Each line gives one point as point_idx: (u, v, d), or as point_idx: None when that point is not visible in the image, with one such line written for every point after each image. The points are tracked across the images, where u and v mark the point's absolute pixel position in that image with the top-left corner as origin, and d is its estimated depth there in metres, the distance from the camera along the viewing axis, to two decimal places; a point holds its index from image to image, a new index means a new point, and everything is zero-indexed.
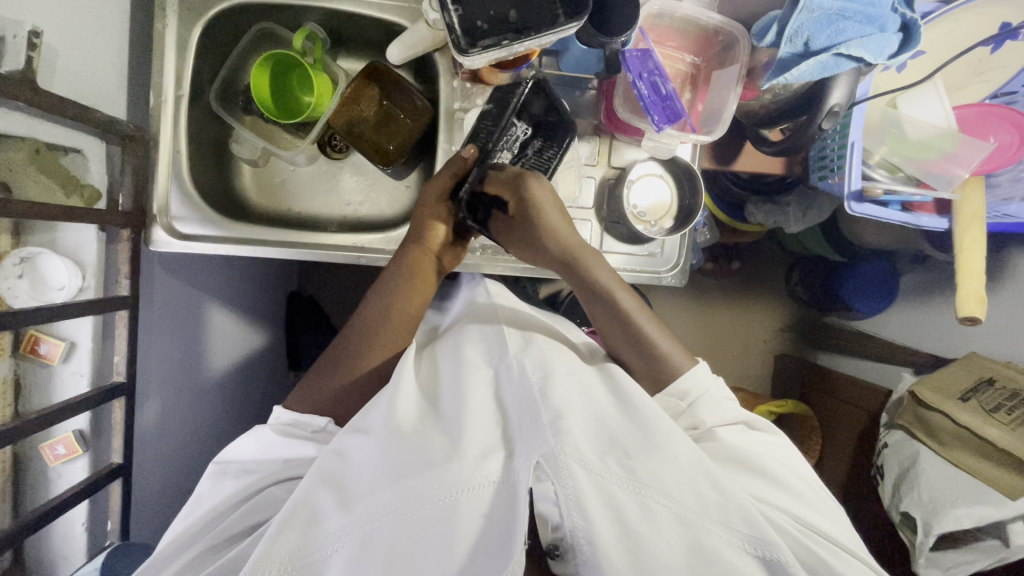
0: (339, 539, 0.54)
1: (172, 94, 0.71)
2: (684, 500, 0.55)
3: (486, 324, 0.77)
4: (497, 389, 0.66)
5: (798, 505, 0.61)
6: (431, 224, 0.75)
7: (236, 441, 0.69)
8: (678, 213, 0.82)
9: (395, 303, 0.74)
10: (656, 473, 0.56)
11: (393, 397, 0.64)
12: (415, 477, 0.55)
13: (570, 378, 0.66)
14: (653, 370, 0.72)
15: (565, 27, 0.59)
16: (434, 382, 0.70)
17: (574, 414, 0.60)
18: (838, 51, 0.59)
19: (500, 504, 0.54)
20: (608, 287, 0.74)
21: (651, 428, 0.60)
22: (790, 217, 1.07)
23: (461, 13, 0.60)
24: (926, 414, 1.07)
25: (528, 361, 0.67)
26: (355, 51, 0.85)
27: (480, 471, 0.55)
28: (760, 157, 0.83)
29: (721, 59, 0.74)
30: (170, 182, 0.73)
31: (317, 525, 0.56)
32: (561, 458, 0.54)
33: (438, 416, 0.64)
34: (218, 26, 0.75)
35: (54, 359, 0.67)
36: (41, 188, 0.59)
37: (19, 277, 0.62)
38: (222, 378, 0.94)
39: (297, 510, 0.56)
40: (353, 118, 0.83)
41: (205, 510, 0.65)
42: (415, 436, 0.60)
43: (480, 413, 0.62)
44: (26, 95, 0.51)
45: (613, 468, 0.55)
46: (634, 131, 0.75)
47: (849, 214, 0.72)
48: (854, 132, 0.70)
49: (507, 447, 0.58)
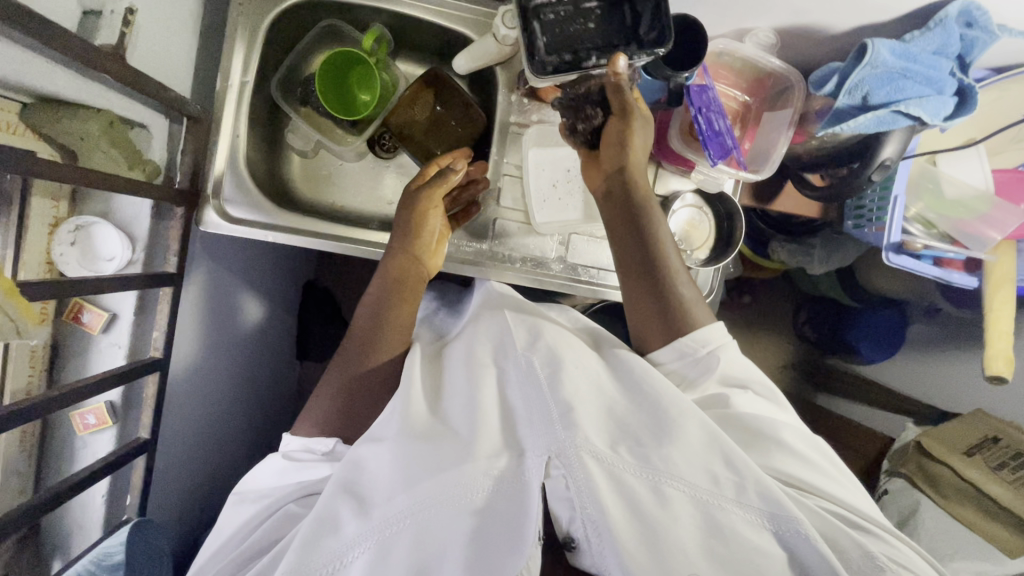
0: (365, 542, 0.56)
1: (238, 79, 0.72)
2: (698, 484, 0.55)
3: (493, 316, 0.75)
4: (503, 387, 0.66)
5: (813, 472, 0.61)
6: (426, 217, 0.72)
7: (254, 471, 0.71)
8: (717, 242, 0.83)
9: (395, 308, 0.73)
10: (670, 460, 0.56)
11: (405, 394, 0.65)
12: (433, 479, 0.56)
13: (579, 368, 0.65)
14: (665, 316, 0.68)
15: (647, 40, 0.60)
16: (440, 379, 0.71)
17: (584, 406, 0.60)
18: (896, 109, 0.62)
19: (514, 498, 0.57)
20: (655, 226, 0.69)
21: (660, 413, 0.60)
22: (814, 258, 1.09)
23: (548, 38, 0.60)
24: (930, 465, 1.09)
25: (536, 354, 0.66)
26: (415, 56, 0.86)
27: (491, 469, 0.57)
28: (797, 199, 0.84)
29: (774, 101, 0.77)
30: (226, 165, 0.74)
31: (339, 529, 0.57)
32: (573, 450, 0.55)
33: (446, 413, 0.65)
34: (288, 17, 0.76)
35: (95, 328, 0.67)
36: (109, 161, 0.60)
37: (71, 245, 0.64)
38: (238, 346, 0.94)
39: (320, 518, 0.58)
40: (406, 120, 0.84)
41: (231, 529, 0.67)
42: (427, 434, 0.61)
43: (489, 412, 0.62)
44: (115, 68, 0.52)
45: (624, 458, 0.57)
46: (685, 162, 0.77)
47: (885, 264, 0.73)
48: (898, 185, 0.72)
49: (514, 447, 0.59)
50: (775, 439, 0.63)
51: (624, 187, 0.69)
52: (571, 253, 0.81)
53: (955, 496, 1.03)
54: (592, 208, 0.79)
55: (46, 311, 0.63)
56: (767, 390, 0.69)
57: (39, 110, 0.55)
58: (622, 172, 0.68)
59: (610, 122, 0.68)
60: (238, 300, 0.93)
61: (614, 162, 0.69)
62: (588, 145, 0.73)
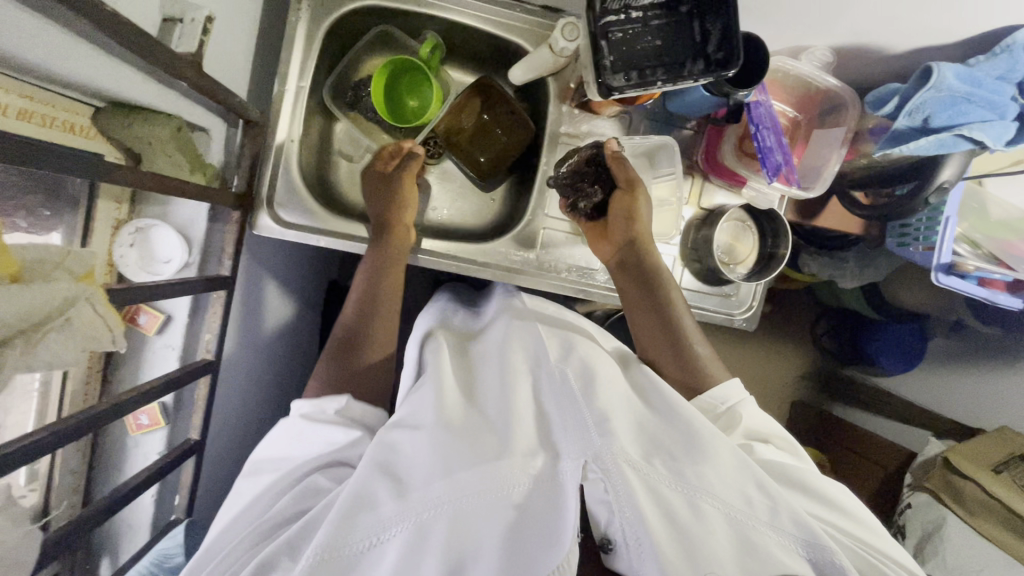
0: (396, 528, 0.51)
1: (295, 85, 0.72)
2: (733, 502, 0.52)
3: (525, 326, 0.68)
4: (537, 388, 0.60)
5: (845, 514, 0.57)
6: (401, 203, 0.76)
7: (269, 438, 0.64)
8: (758, 260, 0.84)
9: (386, 278, 0.73)
10: (705, 478, 0.52)
11: (437, 386, 0.60)
12: (470, 470, 0.51)
13: (614, 385, 0.59)
14: (688, 365, 0.68)
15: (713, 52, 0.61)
16: (469, 371, 0.66)
17: (618, 414, 0.55)
18: (958, 133, 0.62)
19: (546, 501, 0.52)
20: (666, 289, 0.72)
21: (694, 430, 0.56)
22: (846, 272, 1.10)
23: (615, 56, 0.61)
24: (957, 481, 1.09)
25: (570, 365, 0.60)
26: (462, 62, 0.86)
27: (526, 472, 0.52)
28: (841, 216, 0.85)
29: (826, 119, 0.76)
30: (280, 171, 0.74)
31: (371, 510, 0.52)
32: (609, 459, 0.51)
33: (478, 405, 0.59)
34: (344, 22, 0.76)
35: (151, 330, 0.67)
36: (174, 165, 0.61)
37: (130, 247, 0.64)
38: (271, 346, 0.95)
39: (352, 498, 0.53)
40: (453, 128, 0.84)
41: (249, 498, 0.61)
42: (463, 426, 0.56)
43: (524, 407, 0.57)
44: (193, 76, 0.52)
45: (659, 470, 0.53)
46: (735, 178, 0.78)
47: (934, 284, 0.74)
48: (952, 207, 0.72)
49: (551, 448, 0.54)
50: (805, 478, 0.58)
51: (635, 255, 0.73)
52: None
53: (981, 513, 1.04)
54: None
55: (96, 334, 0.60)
56: (788, 440, 0.64)
57: (110, 113, 0.55)
58: (633, 242, 0.73)
59: (618, 198, 0.73)
60: (272, 300, 0.93)
61: (623, 229, 0.73)
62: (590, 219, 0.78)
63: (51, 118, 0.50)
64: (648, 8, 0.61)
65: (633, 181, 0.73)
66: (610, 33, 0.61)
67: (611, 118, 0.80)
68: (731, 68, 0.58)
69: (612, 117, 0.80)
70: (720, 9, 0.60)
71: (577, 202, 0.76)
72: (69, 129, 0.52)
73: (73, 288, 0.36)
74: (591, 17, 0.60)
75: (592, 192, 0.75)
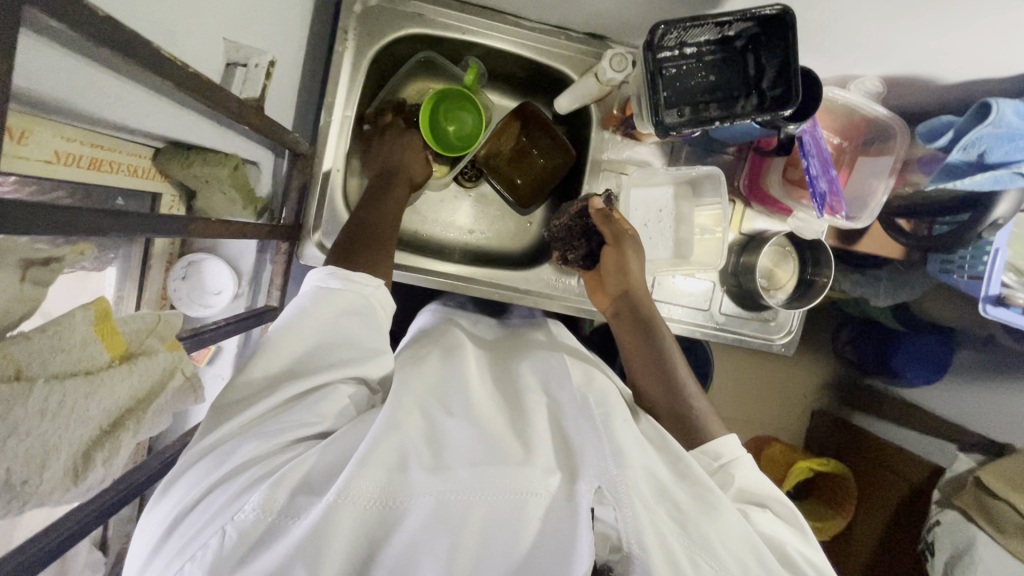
0: (417, 501, 0.45)
1: (341, 114, 0.73)
2: (731, 567, 0.45)
3: (551, 351, 0.69)
4: (557, 416, 0.56)
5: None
6: (407, 162, 0.75)
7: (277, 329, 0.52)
8: (798, 285, 0.84)
9: (388, 194, 0.71)
10: (708, 538, 0.46)
11: (467, 390, 0.57)
12: (501, 468, 0.47)
13: (631, 424, 0.52)
14: (681, 415, 0.65)
15: (767, 91, 0.60)
16: (498, 382, 0.63)
17: (637, 451, 0.50)
18: (1015, 169, 0.61)
19: (558, 518, 0.46)
20: (662, 335, 0.70)
21: (701, 483, 0.50)
22: (880, 291, 1.08)
23: (668, 93, 0.61)
24: (988, 500, 1.09)
25: (592, 393, 0.56)
26: (501, 86, 0.86)
27: (543, 484, 0.47)
28: (882, 241, 0.84)
29: (871, 147, 0.76)
30: (325, 200, 0.74)
31: (400, 476, 0.46)
32: (624, 488, 0.45)
33: (505, 412, 0.56)
34: (388, 50, 0.75)
35: (202, 360, 0.68)
36: (227, 202, 0.61)
37: (182, 280, 0.66)
38: None
39: (377, 453, 0.46)
40: (492, 152, 0.85)
41: (260, 391, 0.50)
42: (493, 428, 0.52)
43: (547, 429, 0.54)
44: (256, 120, 0.52)
45: (665, 518, 0.46)
46: (780, 206, 0.78)
47: (981, 315, 0.72)
48: (1001, 239, 0.71)
49: (572, 468, 0.49)
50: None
51: (630, 306, 0.72)
52: (655, 290, 0.82)
53: (1013, 533, 1.03)
54: (682, 246, 0.78)
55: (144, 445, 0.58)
56: (789, 516, 0.58)
57: (170, 154, 0.54)
58: (627, 292, 0.72)
59: (605, 254, 0.71)
60: None
61: (614, 279, 0.72)
62: (586, 269, 0.78)
63: (117, 164, 0.50)
64: (702, 43, 0.60)
65: (621, 234, 0.71)
66: (665, 69, 0.61)
67: (653, 145, 0.80)
68: (788, 108, 0.57)
69: (654, 144, 0.80)
70: (776, 45, 0.58)
71: (567, 255, 0.78)
72: (131, 172, 0.52)
73: (171, 357, 0.37)
74: (649, 56, 0.59)
75: (581, 246, 0.76)
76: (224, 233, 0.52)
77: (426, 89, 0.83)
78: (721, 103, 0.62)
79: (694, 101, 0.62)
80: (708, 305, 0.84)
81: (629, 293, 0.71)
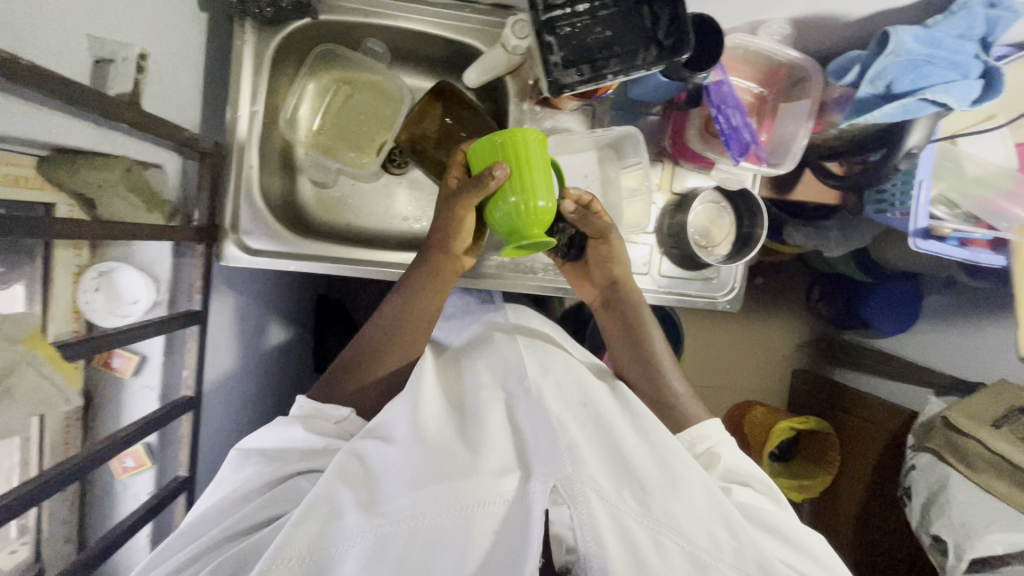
0: (355, 540, 0.50)
1: (247, 110, 0.71)
2: (698, 541, 0.51)
3: (506, 342, 0.70)
4: (513, 410, 0.60)
5: (809, 562, 0.57)
6: (456, 220, 0.67)
7: (263, 429, 0.65)
8: (736, 240, 0.82)
9: (417, 299, 0.71)
10: (672, 514, 0.52)
11: (417, 409, 0.60)
12: (440, 485, 0.51)
13: (589, 408, 0.60)
14: (662, 406, 0.70)
15: (663, 43, 0.59)
16: (451, 391, 0.66)
17: (589, 444, 0.55)
18: (923, 97, 0.60)
19: (513, 523, 0.50)
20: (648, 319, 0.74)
21: (668, 463, 0.55)
22: (831, 240, 1.08)
23: (564, 52, 0.60)
24: (958, 439, 1.07)
25: (546, 384, 0.62)
26: (419, 67, 0.85)
27: (495, 491, 0.51)
28: (816, 187, 0.83)
29: (791, 91, 0.75)
30: (242, 200, 0.73)
31: (336, 522, 0.51)
32: (578, 485, 0.51)
33: (451, 426, 0.60)
34: (291, 40, 0.74)
35: (127, 372, 0.67)
36: (128, 206, 0.59)
37: (95, 291, 0.62)
38: (263, 362, 0.98)
39: (317, 504, 0.52)
40: (416, 135, 0.82)
41: (229, 490, 0.61)
42: (438, 445, 0.55)
43: (498, 434, 0.57)
44: (129, 116, 0.51)
45: (627, 503, 0.52)
46: (702, 159, 0.77)
47: (912, 250, 0.73)
48: (924, 170, 0.71)
49: (523, 468, 0.54)
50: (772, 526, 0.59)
51: (618, 295, 0.74)
52: None
53: (983, 470, 1.03)
54: (612, 213, 0.78)
55: (71, 436, 0.63)
56: (767, 488, 0.64)
57: (55, 159, 0.53)
58: (614, 283, 0.74)
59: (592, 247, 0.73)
60: (261, 332, 0.96)
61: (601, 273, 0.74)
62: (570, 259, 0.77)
63: None
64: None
65: (607, 231, 0.70)
66: (557, 28, 0.60)
67: (574, 112, 0.79)
68: (682, 55, 0.57)
69: (575, 110, 0.79)
70: None
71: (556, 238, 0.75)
72: (13, 181, 0.50)
73: (15, 354, 0.44)
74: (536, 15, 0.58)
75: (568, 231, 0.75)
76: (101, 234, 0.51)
77: (323, 86, 0.82)
78: (622, 55, 0.60)
79: (592, 56, 0.60)
80: (646, 269, 0.83)
81: (619, 285, 0.74)
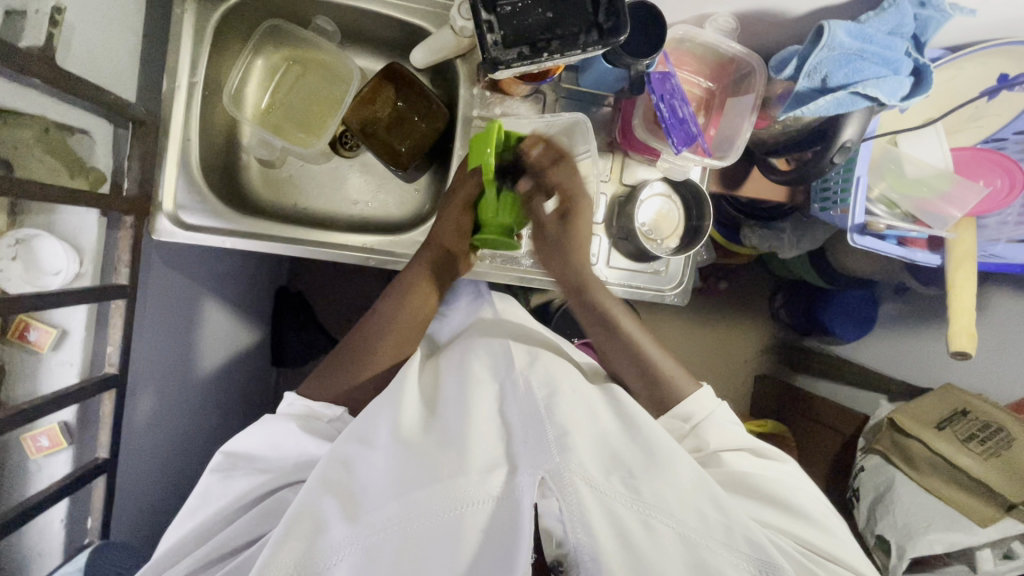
0: (346, 553, 0.49)
1: (186, 82, 0.71)
2: (687, 521, 0.51)
3: (489, 335, 0.70)
4: (501, 403, 0.60)
5: (806, 527, 0.58)
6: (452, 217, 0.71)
7: (247, 432, 0.64)
8: (685, 233, 0.82)
9: (415, 298, 0.70)
10: (661, 495, 0.51)
11: (398, 407, 0.59)
12: (424, 490, 0.50)
13: (576, 394, 0.60)
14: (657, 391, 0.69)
15: (600, 25, 0.59)
16: (435, 392, 0.65)
17: (580, 431, 0.55)
18: (854, 90, 0.62)
19: (503, 524, 0.50)
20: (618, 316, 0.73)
21: (653, 446, 0.56)
22: (785, 242, 1.10)
23: (502, 31, 0.59)
24: (904, 441, 1.02)
25: (534, 374, 0.62)
26: (373, 49, 0.84)
27: (483, 491, 0.51)
28: (764, 185, 0.84)
29: (736, 87, 0.76)
30: (176, 172, 0.72)
31: (324, 533, 0.51)
32: (567, 475, 0.50)
33: (439, 424, 0.59)
34: (236, 13, 0.74)
35: (44, 346, 0.64)
36: (47, 169, 0.58)
37: (12, 259, 0.59)
38: (212, 376, 0.92)
39: (300, 514, 0.51)
40: (366, 118, 0.80)
41: (215, 506, 0.60)
42: (421, 449, 0.55)
43: (484, 426, 0.56)
44: (40, 69, 0.50)
45: (616, 487, 0.51)
46: (650, 151, 0.77)
47: (851, 246, 0.76)
48: (860, 168, 0.74)
49: (510, 462, 0.53)
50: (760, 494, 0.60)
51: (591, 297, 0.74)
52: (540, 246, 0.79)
53: (924, 468, 0.99)
54: None
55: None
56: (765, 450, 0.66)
57: None
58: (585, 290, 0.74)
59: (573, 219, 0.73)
60: (216, 320, 0.91)
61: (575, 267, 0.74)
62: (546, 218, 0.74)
63: None
64: None
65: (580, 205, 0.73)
66: (498, 6, 0.59)
67: (524, 100, 0.79)
68: (620, 36, 0.57)
69: (526, 98, 0.79)
70: None
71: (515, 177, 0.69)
72: None
73: None
74: None
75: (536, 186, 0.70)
76: (8, 191, 0.50)
77: (273, 64, 0.82)
78: (562, 36, 0.60)
79: (531, 36, 0.60)
80: (596, 259, 0.81)
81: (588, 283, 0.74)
